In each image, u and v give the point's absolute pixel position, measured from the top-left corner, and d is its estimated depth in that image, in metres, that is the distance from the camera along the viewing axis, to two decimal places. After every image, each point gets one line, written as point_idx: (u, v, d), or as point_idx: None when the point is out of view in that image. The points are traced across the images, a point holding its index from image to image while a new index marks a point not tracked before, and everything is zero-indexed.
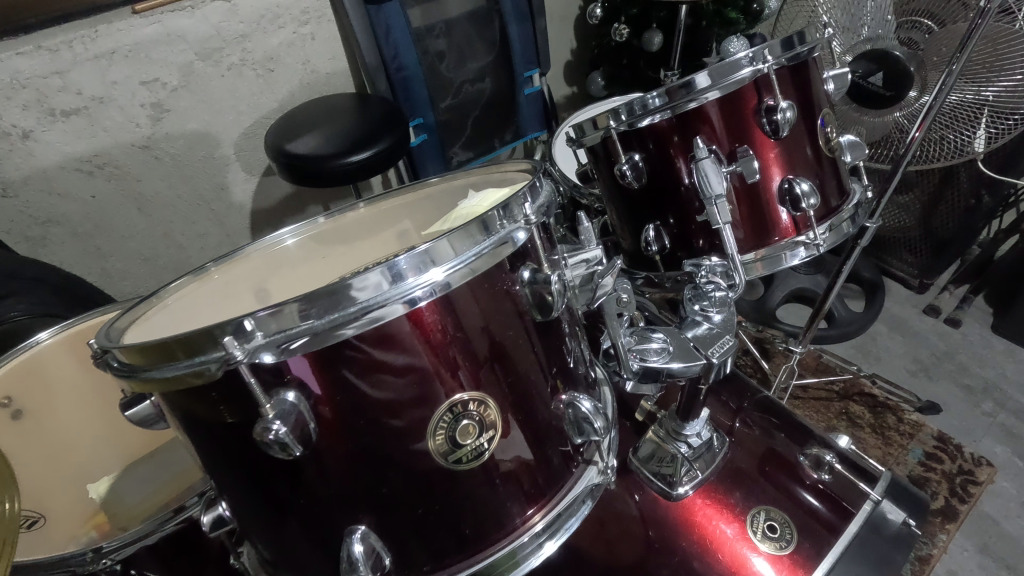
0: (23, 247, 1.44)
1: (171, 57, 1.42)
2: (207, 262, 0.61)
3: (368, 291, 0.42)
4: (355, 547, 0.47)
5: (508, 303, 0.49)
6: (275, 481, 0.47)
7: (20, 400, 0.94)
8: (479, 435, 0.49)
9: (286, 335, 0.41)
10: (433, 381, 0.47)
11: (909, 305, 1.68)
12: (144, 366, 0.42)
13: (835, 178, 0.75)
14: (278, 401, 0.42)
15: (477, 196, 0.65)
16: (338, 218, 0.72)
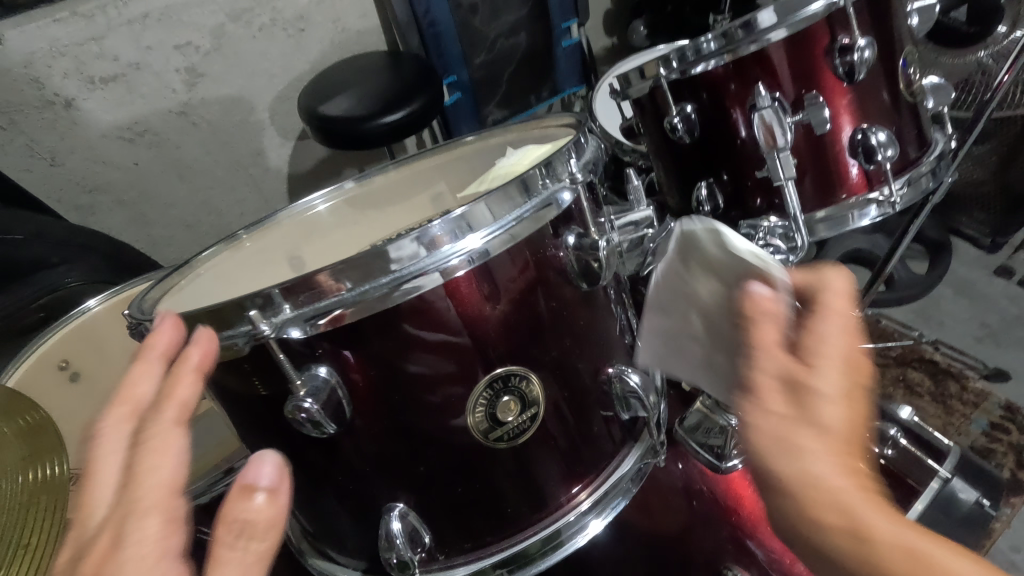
0: (73, 215, 1.48)
1: (202, 19, 1.40)
2: (238, 230, 0.61)
3: (402, 260, 0.40)
4: (393, 524, 0.46)
5: (549, 275, 0.46)
6: (314, 456, 0.46)
7: (76, 363, 0.97)
8: (520, 413, 0.47)
9: (313, 309, 0.40)
10: (469, 358, 0.44)
11: (978, 267, 1.55)
12: (175, 339, 0.42)
13: (915, 126, 0.67)
14: (310, 376, 0.41)
15: (516, 154, 0.61)
16: (365, 183, 0.69)
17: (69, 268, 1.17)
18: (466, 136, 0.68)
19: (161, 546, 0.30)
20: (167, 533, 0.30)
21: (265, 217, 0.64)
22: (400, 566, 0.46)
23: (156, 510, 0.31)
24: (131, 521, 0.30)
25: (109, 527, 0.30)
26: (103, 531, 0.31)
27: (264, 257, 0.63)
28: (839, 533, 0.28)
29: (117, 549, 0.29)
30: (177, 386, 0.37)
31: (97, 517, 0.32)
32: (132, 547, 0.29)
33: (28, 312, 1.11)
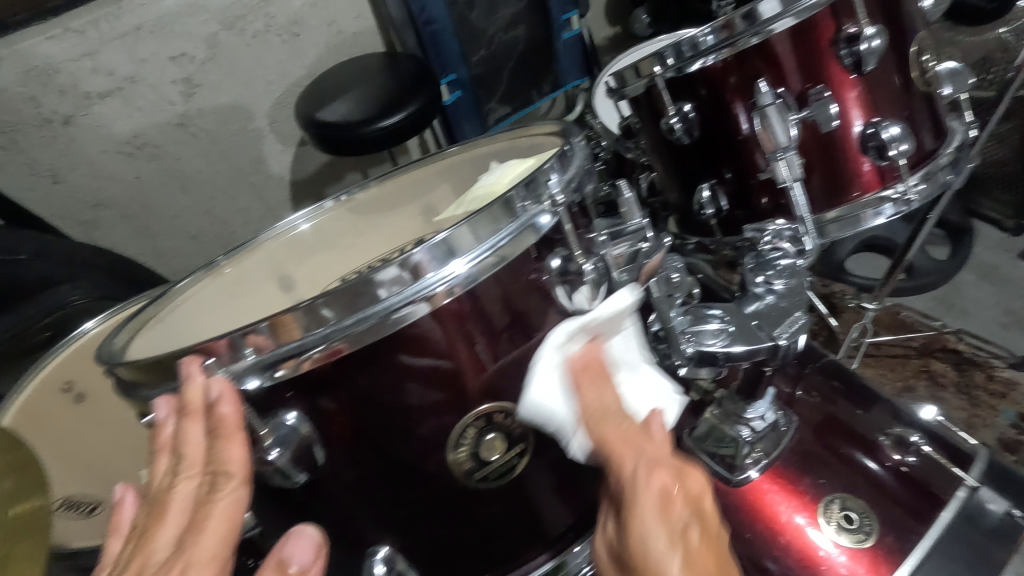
0: (79, 230, 1.48)
1: (195, 29, 1.39)
2: (218, 256, 0.59)
3: (381, 294, 0.39)
4: (375, 567, 0.43)
5: (537, 301, 0.43)
6: (295, 505, 0.44)
7: (80, 384, 0.96)
8: (507, 451, 0.45)
9: (275, 355, 0.38)
10: (451, 395, 0.42)
11: (1001, 250, 1.49)
12: (143, 384, 0.40)
13: (930, 115, 0.62)
14: (275, 424, 0.39)
15: (497, 171, 0.57)
16: (347, 199, 0.67)
17: (73, 286, 1.17)
18: (452, 146, 0.66)
19: None
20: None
21: (245, 241, 0.62)
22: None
23: (213, 562, 0.33)
24: (192, 574, 0.33)
25: (170, 574, 0.33)
26: (164, 573, 0.33)
27: (248, 282, 0.61)
28: None
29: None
30: (228, 450, 0.37)
31: (157, 563, 0.34)
32: None
33: (35, 331, 1.12)
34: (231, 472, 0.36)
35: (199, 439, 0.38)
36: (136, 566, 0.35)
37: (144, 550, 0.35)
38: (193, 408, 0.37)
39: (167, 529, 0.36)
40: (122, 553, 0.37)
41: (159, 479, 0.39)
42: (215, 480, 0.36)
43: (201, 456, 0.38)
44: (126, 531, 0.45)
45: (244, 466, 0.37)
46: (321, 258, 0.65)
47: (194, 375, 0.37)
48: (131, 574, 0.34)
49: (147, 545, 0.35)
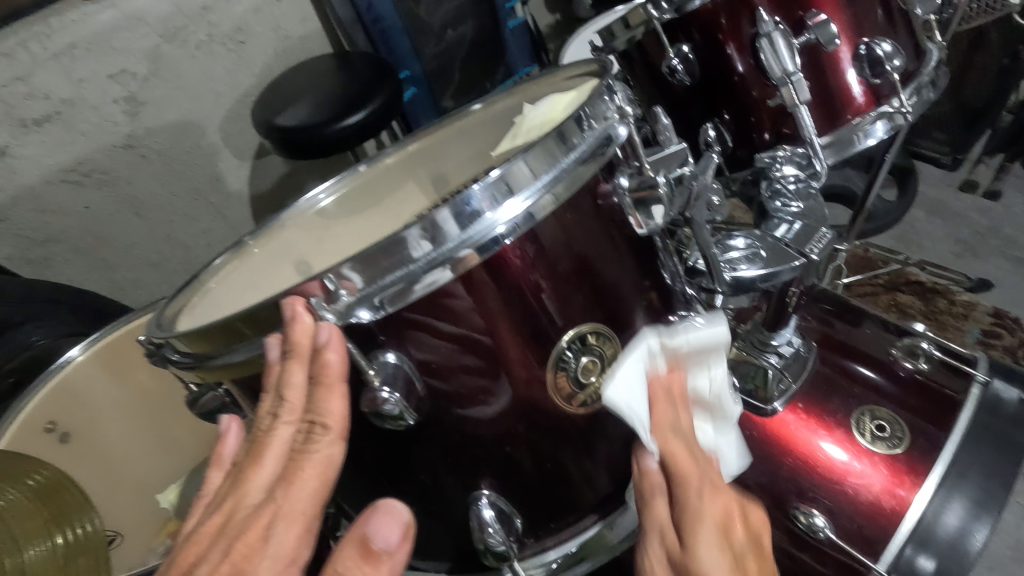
0: (28, 270, 1.38)
1: (134, 43, 1.32)
2: (244, 236, 0.60)
3: (421, 249, 0.39)
4: (485, 511, 0.46)
5: (610, 225, 0.46)
6: (384, 460, 0.46)
7: (64, 422, 0.89)
8: (601, 372, 0.47)
9: (377, 287, 0.39)
10: (530, 331, 0.43)
11: (944, 186, 1.56)
12: (235, 343, 0.41)
13: (909, 38, 0.67)
14: (380, 364, 0.41)
15: (544, 103, 0.59)
16: (374, 166, 0.67)
17: (35, 325, 1.06)
18: (472, 104, 0.65)
19: (291, 555, 0.36)
20: (300, 548, 0.36)
21: (271, 219, 0.62)
22: (499, 553, 0.47)
23: (299, 520, 0.36)
24: (277, 529, 0.36)
25: (260, 523, 0.36)
26: (254, 522, 0.36)
27: (275, 260, 0.61)
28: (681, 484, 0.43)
29: (259, 558, 0.35)
30: (330, 403, 0.39)
31: (248, 505, 0.37)
32: (273, 558, 0.35)
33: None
34: (328, 425, 0.39)
35: (301, 383, 0.39)
36: (230, 504, 0.38)
37: (240, 489, 0.38)
38: (299, 353, 0.38)
39: (262, 473, 0.38)
40: (227, 481, 0.40)
41: (261, 418, 0.40)
42: (311, 431, 0.39)
43: (300, 400, 0.40)
44: (229, 463, 0.48)
45: (340, 421, 0.39)
46: (340, 233, 0.65)
47: (300, 314, 0.38)
48: (225, 512, 0.38)
49: (242, 486, 0.38)
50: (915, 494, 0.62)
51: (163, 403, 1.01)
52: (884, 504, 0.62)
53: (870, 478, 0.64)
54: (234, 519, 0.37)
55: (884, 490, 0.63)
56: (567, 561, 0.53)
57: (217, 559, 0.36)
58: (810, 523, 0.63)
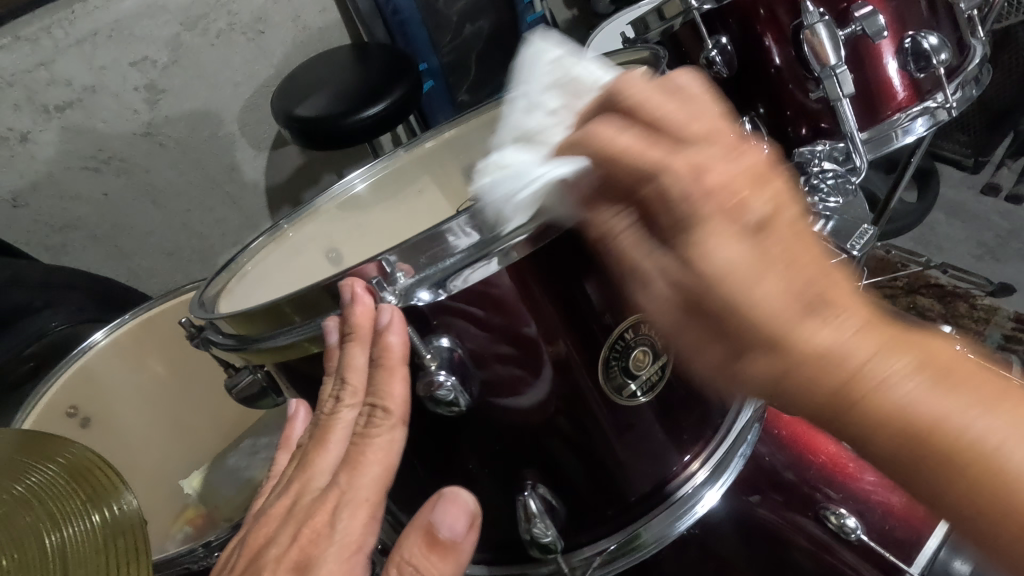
0: (46, 256, 1.38)
1: (155, 31, 1.32)
2: (280, 221, 0.61)
3: (466, 239, 0.40)
4: (531, 501, 0.46)
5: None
6: (429, 447, 0.46)
7: (85, 407, 0.91)
8: (651, 364, 0.47)
9: (438, 269, 0.40)
10: (579, 320, 0.43)
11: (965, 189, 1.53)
12: (288, 323, 0.41)
13: (953, 31, 0.66)
14: (436, 349, 0.41)
15: None
16: (414, 151, 0.67)
17: (54, 310, 1.06)
18: None
19: (359, 541, 0.35)
20: (367, 536, 0.36)
21: (306, 204, 0.63)
22: (543, 546, 0.46)
23: (366, 505, 0.36)
24: (343, 516, 0.36)
25: (325, 509, 0.36)
26: (320, 507, 0.36)
27: (310, 245, 0.61)
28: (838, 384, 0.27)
29: (327, 544, 0.35)
30: (390, 385, 0.39)
31: (316, 487, 0.38)
32: (341, 546, 0.35)
33: (19, 363, 1.02)
34: (390, 409, 0.39)
35: (363, 365, 0.40)
36: (298, 486, 0.39)
37: (305, 473, 0.39)
38: (360, 333, 0.39)
39: (331, 451, 0.39)
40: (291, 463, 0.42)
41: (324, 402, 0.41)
42: (372, 414, 0.39)
43: (363, 383, 0.40)
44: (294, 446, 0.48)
45: (401, 407, 0.39)
46: (372, 221, 0.64)
47: (359, 295, 0.39)
48: (293, 494, 0.38)
49: (308, 467, 0.39)
50: None
51: (178, 389, 1.01)
52: (919, 506, 0.61)
53: None
54: (303, 500, 0.38)
55: None
56: (607, 556, 0.53)
57: (287, 541, 0.36)
58: (842, 524, 0.59)
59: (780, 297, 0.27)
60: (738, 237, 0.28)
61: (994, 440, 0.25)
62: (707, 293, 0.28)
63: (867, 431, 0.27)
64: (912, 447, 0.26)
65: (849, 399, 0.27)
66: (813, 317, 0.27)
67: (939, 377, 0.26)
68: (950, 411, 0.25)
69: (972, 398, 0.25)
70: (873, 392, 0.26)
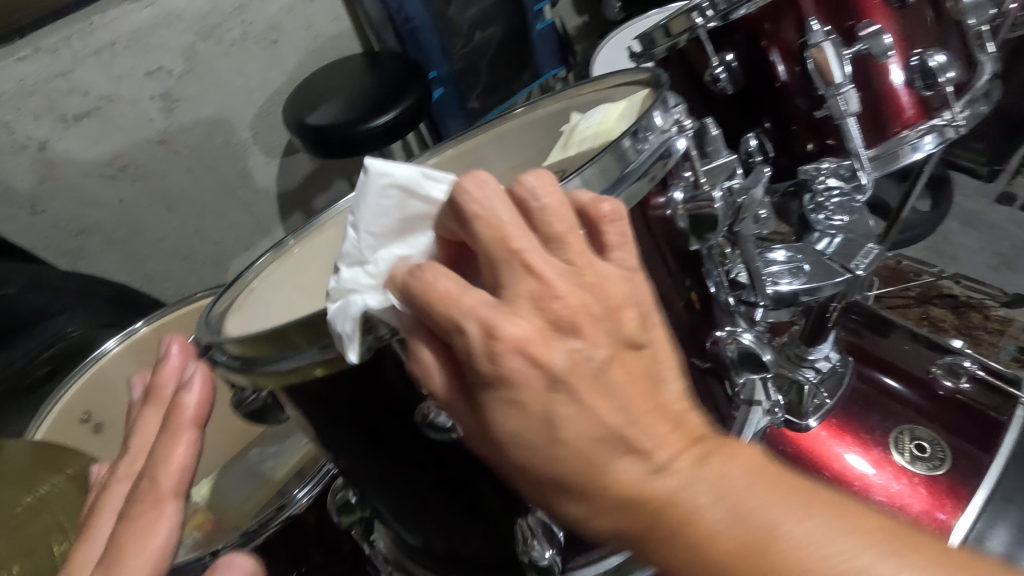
0: (63, 261, 1.40)
1: (171, 40, 1.34)
2: (286, 237, 0.62)
3: None
4: (530, 522, 0.47)
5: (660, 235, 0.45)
6: (430, 467, 0.46)
7: (99, 413, 0.92)
8: None
9: None
10: None
11: (979, 197, 1.51)
12: (287, 348, 0.42)
13: (961, 48, 0.67)
14: None
15: (595, 113, 0.57)
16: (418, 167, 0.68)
17: (71, 315, 1.09)
18: (515, 109, 0.66)
19: None
20: None
21: (311, 221, 0.64)
22: (542, 568, 0.47)
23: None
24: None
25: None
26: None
27: (316, 261, 0.62)
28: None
29: None
30: (172, 450, 0.43)
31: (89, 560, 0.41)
32: None
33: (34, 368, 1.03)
34: (161, 477, 0.42)
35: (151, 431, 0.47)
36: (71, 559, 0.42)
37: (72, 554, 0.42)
38: (160, 393, 0.48)
39: (105, 519, 0.43)
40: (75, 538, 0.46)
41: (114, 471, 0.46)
42: (143, 481, 0.43)
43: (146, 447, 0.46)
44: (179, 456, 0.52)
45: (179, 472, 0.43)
46: None
47: (171, 355, 0.48)
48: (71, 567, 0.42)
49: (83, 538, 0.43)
50: (957, 518, 0.60)
51: None
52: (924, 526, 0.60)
53: (908, 497, 0.63)
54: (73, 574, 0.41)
55: (924, 511, 0.61)
56: (609, 575, 0.53)
57: None
58: None
59: (571, 356, 0.29)
60: (520, 393, 0.29)
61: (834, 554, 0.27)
62: (543, 439, 0.29)
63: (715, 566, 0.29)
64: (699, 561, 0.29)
65: (667, 530, 0.29)
66: (629, 458, 0.29)
67: (714, 486, 0.29)
68: (755, 518, 0.28)
69: (827, 522, 0.28)
70: (682, 516, 0.29)
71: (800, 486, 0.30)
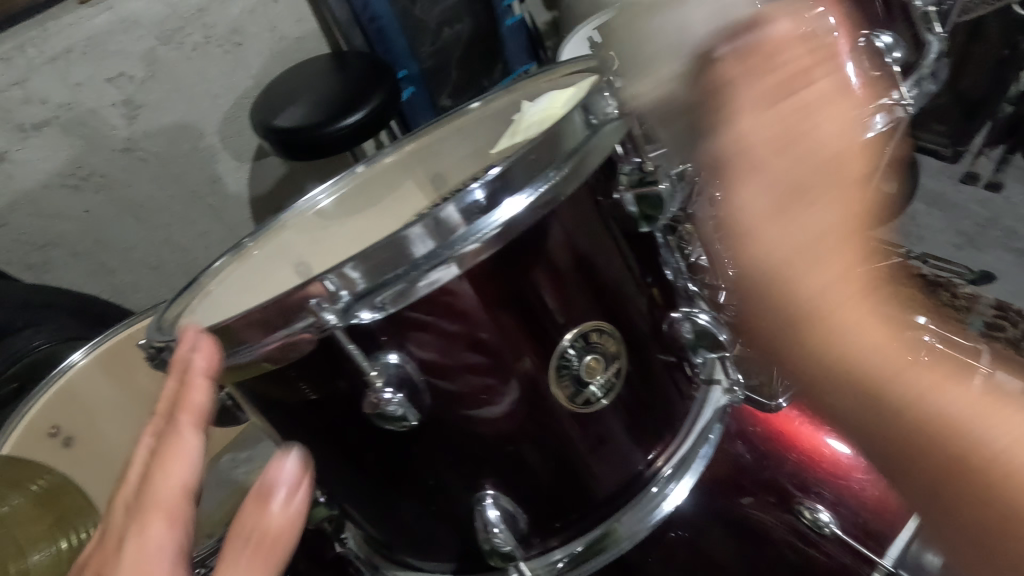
0: (28, 276, 1.37)
1: (130, 46, 1.32)
2: (243, 239, 0.61)
3: (422, 246, 0.40)
4: (490, 513, 0.47)
5: (609, 225, 0.48)
6: (388, 459, 0.46)
7: (68, 427, 0.90)
8: (605, 369, 0.47)
9: (379, 286, 0.40)
10: (530, 326, 0.44)
11: (944, 178, 1.54)
12: (233, 344, 0.42)
13: (908, 29, 0.69)
14: (382, 364, 0.41)
15: (542, 100, 0.60)
16: (373, 166, 0.68)
17: (36, 329, 1.06)
18: (472, 102, 0.66)
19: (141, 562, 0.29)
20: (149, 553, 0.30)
21: (269, 221, 0.63)
22: (504, 554, 0.48)
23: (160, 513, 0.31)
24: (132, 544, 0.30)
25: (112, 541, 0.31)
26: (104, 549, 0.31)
27: (274, 262, 0.62)
28: (885, 392, 0.45)
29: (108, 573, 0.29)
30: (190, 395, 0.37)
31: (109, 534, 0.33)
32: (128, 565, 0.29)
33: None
34: (179, 415, 0.35)
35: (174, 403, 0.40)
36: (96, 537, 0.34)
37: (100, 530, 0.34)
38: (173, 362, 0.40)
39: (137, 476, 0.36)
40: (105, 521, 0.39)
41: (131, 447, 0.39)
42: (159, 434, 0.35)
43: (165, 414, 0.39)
44: None
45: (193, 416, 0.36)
46: (340, 234, 0.65)
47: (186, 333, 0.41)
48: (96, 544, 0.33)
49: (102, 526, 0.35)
50: None
51: None
52: None
53: (878, 470, 0.63)
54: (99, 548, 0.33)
55: None
56: (575, 559, 0.53)
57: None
58: (816, 519, 0.59)
59: (849, 147, 0.42)
60: (769, 192, 0.42)
61: (956, 412, 0.43)
62: (787, 253, 0.42)
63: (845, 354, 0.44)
64: (801, 342, 0.44)
65: (817, 321, 0.44)
66: (813, 271, 0.42)
67: (855, 288, 0.43)
68: (826, 307, 0.43)
69: (966, 396, 0.44)
70: (838, 326, 0.44)
71: (892, 345, 0.44)
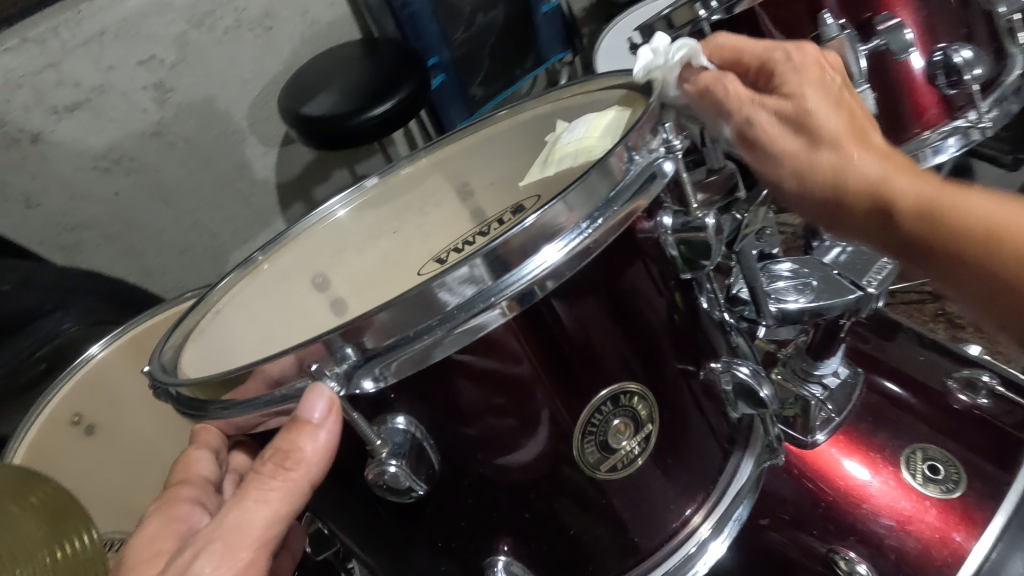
0: (59, 256, 1.39)
1: (162, 29, 1.30)
2: (255, 253, 0.59)
3: (455, 296, 0.37)
4: None
5: (648, 263, 0.43)
6: (404, 512, 0.44)
7: (90, 415, 0.91)
8: (632, 436, 0.44)
9: (394, 348, 0.38)
10: (559, 377, 0.41)
11: (1002, 185, 1.44)
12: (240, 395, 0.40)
13: (988, 43, 0.66)
14: (389, 431, 0.39)
15: (579, 125, 0.56)
16: (387, 178, 0.65)
17: (64, 313, 1.07)
18: (500, 111, 0.63)
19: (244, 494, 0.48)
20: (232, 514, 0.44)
21: (282, 233, 0.61)
22: None
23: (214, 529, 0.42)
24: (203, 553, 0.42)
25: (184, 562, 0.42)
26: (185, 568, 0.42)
27: (289, 278, 0.60)
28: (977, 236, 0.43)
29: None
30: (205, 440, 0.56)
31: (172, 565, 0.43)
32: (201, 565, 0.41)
33: (28, 367, 1.03)
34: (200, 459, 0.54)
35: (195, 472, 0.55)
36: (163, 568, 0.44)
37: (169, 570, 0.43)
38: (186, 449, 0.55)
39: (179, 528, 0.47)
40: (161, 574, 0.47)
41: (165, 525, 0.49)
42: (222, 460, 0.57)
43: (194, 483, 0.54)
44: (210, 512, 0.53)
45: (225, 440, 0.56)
46: (358, 249, 0.63)
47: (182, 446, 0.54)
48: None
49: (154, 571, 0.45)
50: (972, 542, 0.57)
51: None
52: (935, 552, 0.57)
53: (924, 521, 0.59)
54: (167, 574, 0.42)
55: (936, 536, 0.58)
56: None
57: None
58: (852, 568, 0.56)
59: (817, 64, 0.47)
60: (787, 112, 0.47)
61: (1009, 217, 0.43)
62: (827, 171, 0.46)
63: (905, 223, 0.45)
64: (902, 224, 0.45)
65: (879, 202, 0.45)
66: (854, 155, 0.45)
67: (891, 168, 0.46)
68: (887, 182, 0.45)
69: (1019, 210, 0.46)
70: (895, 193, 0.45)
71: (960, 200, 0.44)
